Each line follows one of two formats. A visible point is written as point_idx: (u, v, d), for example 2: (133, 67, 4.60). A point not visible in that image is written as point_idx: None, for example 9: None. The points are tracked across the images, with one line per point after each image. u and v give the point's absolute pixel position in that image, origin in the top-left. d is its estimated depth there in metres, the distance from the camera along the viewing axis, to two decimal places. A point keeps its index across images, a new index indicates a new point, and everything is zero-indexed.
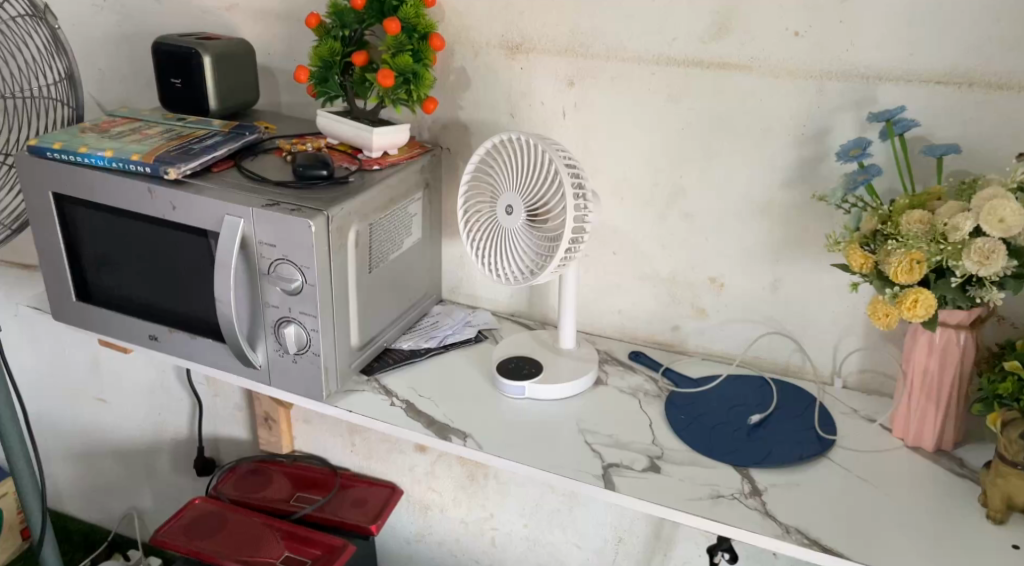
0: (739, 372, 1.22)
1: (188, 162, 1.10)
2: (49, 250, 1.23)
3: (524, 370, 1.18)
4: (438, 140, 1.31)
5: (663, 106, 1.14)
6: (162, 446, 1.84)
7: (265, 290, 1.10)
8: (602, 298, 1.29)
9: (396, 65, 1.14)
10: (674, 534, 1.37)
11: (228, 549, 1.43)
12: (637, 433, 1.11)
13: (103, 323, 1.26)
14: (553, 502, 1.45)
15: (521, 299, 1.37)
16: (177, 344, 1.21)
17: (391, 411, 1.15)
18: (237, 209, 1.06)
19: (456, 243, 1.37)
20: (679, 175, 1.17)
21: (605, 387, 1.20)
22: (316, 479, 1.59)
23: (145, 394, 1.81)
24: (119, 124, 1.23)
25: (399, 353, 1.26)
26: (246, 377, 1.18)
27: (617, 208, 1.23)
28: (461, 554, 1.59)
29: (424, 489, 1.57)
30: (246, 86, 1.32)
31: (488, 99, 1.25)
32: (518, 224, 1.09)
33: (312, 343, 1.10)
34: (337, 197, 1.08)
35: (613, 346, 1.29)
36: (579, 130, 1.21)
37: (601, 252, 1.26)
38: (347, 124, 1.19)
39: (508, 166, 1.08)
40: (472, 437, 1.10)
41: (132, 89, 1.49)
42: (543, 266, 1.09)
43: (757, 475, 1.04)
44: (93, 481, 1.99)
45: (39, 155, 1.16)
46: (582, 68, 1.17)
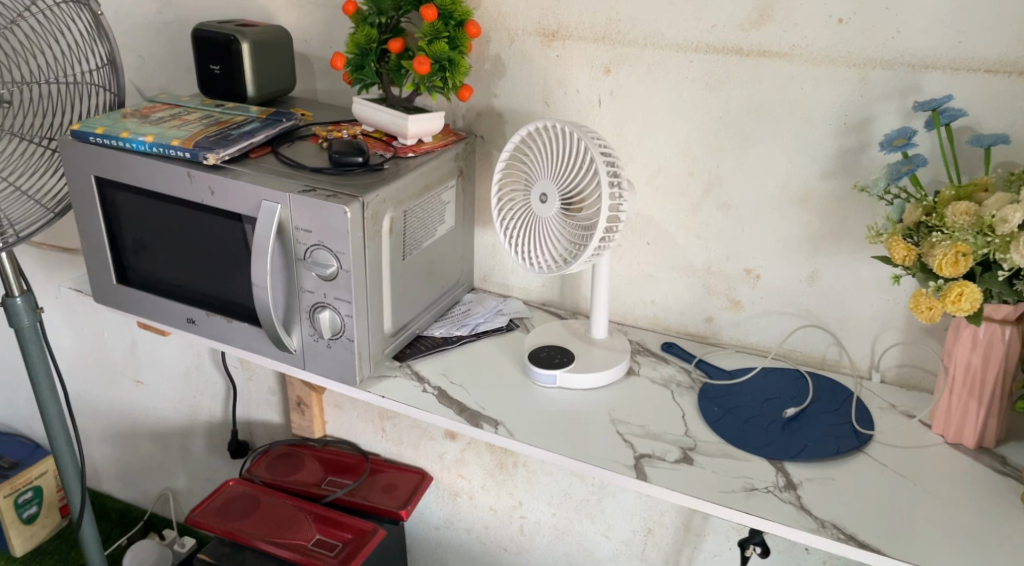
0: (774, 365, 1.21)
1: (226, 148, 1.11)
2: (90, 233, 1.25)
3: (556, 358, 1.18)
4: (472, 128, 1.31)
5: (701, 94, 1.13)
6: (197, 428, 1.87)
7: (301, 276, 1.11)
8: (635, 288, 1.28)
9: (432, 52, 1.14)
10: (704, 527, 1.36)
11: (261, 531, 1.45)
12: (670, 424, 1.10)
13: (142, 306, 1.28)
14: (582, 491, 1.45)
15: (553, 288, 1.36)
16: (214, 327, 1.23)
17: (423, 398, 1.16)
18: (274, 195, 1.07)
19: (488, 231, 1.37)
20: (716, 165, 1.16)
21: (637, 377, 1.19)
22: (346, 464, 1.61)
23: (181, 376, 1.83)
24: (159, 110, 1.25)
25: (431, 340, 1.26)
26: (282, 361, 1.20)
27: (651, 198, 1.22)
28: (489, 542, 1.60)
29: (453, 475, 1.58)
30: (283, 74, 1.33)
31: (524, 86, 1.24)
32: (552, 212, 1.08)
33: (346, 329, 1.11)
34: (372, 183, 1.09)
35: (646, 336, 1.28)
36: (614, 119, 1.20)
37: (635, 243, 1.25)
38: (383, 111, 1.20)
39: (543, 153, 1.08)
40: (504, 425, 1.10)
41: (171, 76, 1.51)
42: (576, 255, 1.08)
43: (792, 469, 1.03)
44: (130, 461, 2.03)
45: (82, 139, 1.17)
46: (619, 55, 1.16)
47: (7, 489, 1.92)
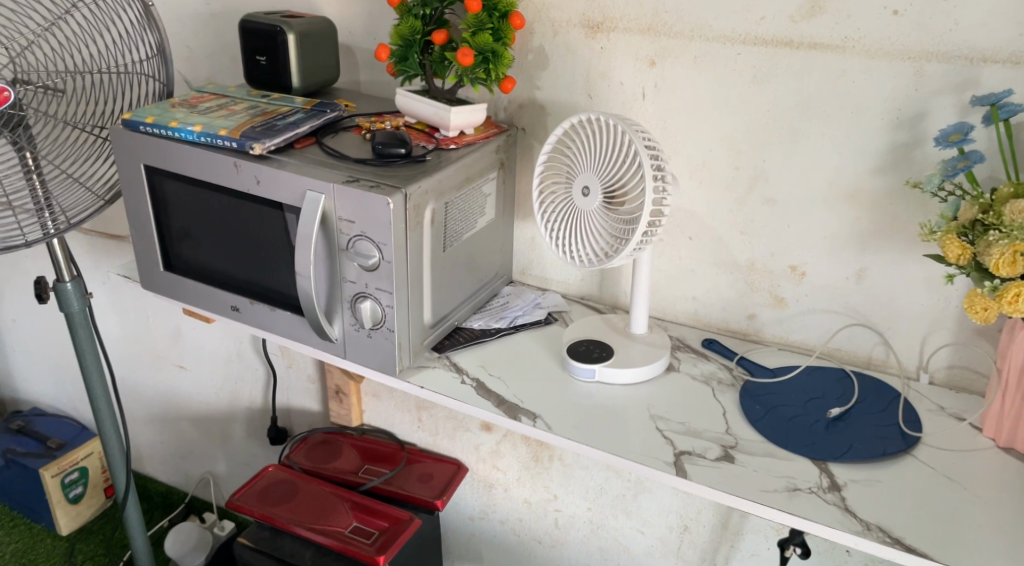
0: (818, 364, 1.19)
1: (272, 138, 1.12)
2: (140, 221, 1.28)
3: (595, 353, 1.17)
4: (514, 120, 1.31)
5: (748, 87, 1.12)
6: (238, 414, 1.90)
7: (343, 266, 1.11)
8: (675, 284, 1.27)
9: (476, 44, 1.14)
10: (742, 525, 1.35)
11: (299, 517, 1.47)
12: (710, 422, 1.09)
13: (188, 293, 1.30)
14: (618, 487, 1.45)
15: (592, 282, 1.36)
16: (257, 315, 1.24)
17: (462, 389, 1.16)
18: (318, 185, 1.07)
19: (528, 224, 1.36)
20: (761, 159, 1.14)
21: (677, 373, 1.18)
22: (383, 453, 1.62)
23: (223, 363, 1.86)
24: (207, 100, 1.26)
25: (470, 333, 1.27)
26: (323, 350, 1.21)
27: (694, 192, 1.21)
28: (523, 535, 1.60)
29: (488, 467, 1.58)
30: (327, 65, 1.33)
31: (567, 79, 1.23)
32: (594, 206, 1.08)
33: (387, 319, 1.12)
34: (414, 175, 1.09)
35: (686, 332, 1.27)
36: (658, 111, 1.18)
37: (677, 237, 1.24)
38: (425, 103, 1.20)
39: (586, 146, 1.07)
40: (542, 418, 1.10)
41: (217, 67, 1.53)
42: (618, 249, 1.08)
43: (836, 470, 1.01)
44: (172, 445, 2.07)
45: (132, 128, 1.19)
46: (664, 47, 1.15)
47: (55, 469, 1.98)
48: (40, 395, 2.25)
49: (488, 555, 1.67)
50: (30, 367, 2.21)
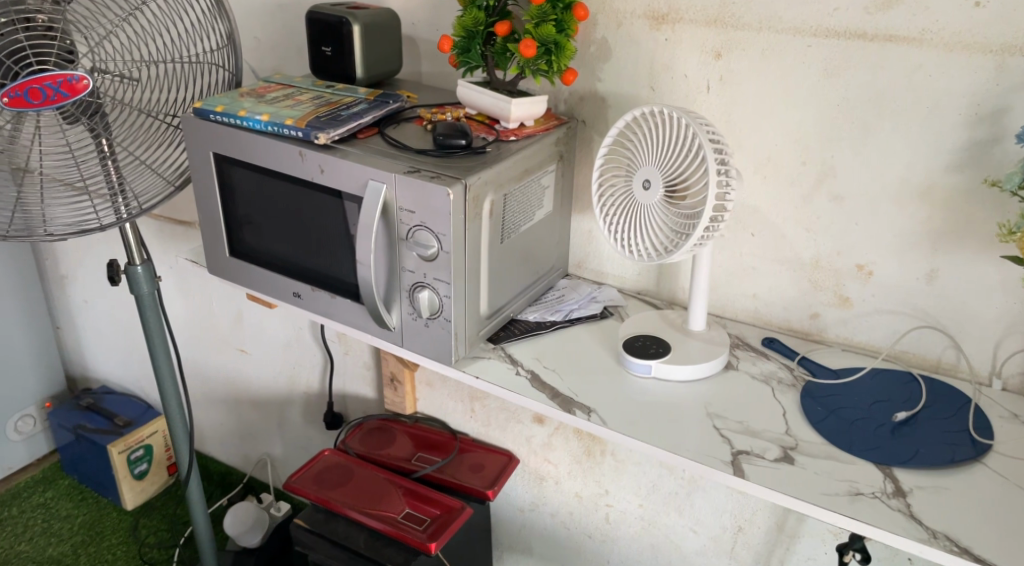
0: (883, 366, 1.16)
1: (336, 128, 1.14)
2: (207, 207, 1.31)
3: (651, 349, 1.16)
4: (574, 113, 1.30)
5: (818, 80, 1.09)
6: (296, 398, 1.94)
7: (402, 255, 1.12)
8: (736, 281, 1.25)
9: (539, 35, 1.13)
10: (798, 528, 1.33)
11: (353, 501, 1.49)
12: (770, 422, 1.07)
13: (252, 279, 1.33)
14: (671, 485, 1.44)
15: (649, 277, 1.34)
16: (318, 302, 1.26)
17: (516, 380, 1.16)
18: (380, 174, 1.09)
19: (585, 217, 1.36)
20: (829, 154, 1.12)
21: (735, 371, 1.16)
22: (436, 441, 1.63)
23: (282, 348, 1.90)
24: (273, 90, 1.28)
25: (525, 324, 1.27)
26: (381, 338, 1.22)
27: (758, 187, 1.18)
28: (574, 528, 1.60)
29: (540, 459, 1.58)
30: (390, 56, 1.35)
31: (630, 71, 1.22)
32: (655, 199, 1.06)
33: (444, 309, 1.13)
34: (474, 166, 1.10)
35: (745, 330, 1.25)
36: (723, 105, 1.17)
37: (738, 233, 1.22)
38: (487, 95, 1.20)
39: (648, 139, 1.06)
40: (596, 412, 1.10)
41: (283, 57, 1.55)
42: (678, 244, 1.07)
43: (901, 475, 0.99)
44: (232, 427, 2.12)
45: (203, 116, 1.22)
46: (732, 39, 1.13)
47: (121, 445, 2.04)
48: (108, 374, 2.32)
49: (538, 547, 1.67)
50: (99, 347, 2.29)
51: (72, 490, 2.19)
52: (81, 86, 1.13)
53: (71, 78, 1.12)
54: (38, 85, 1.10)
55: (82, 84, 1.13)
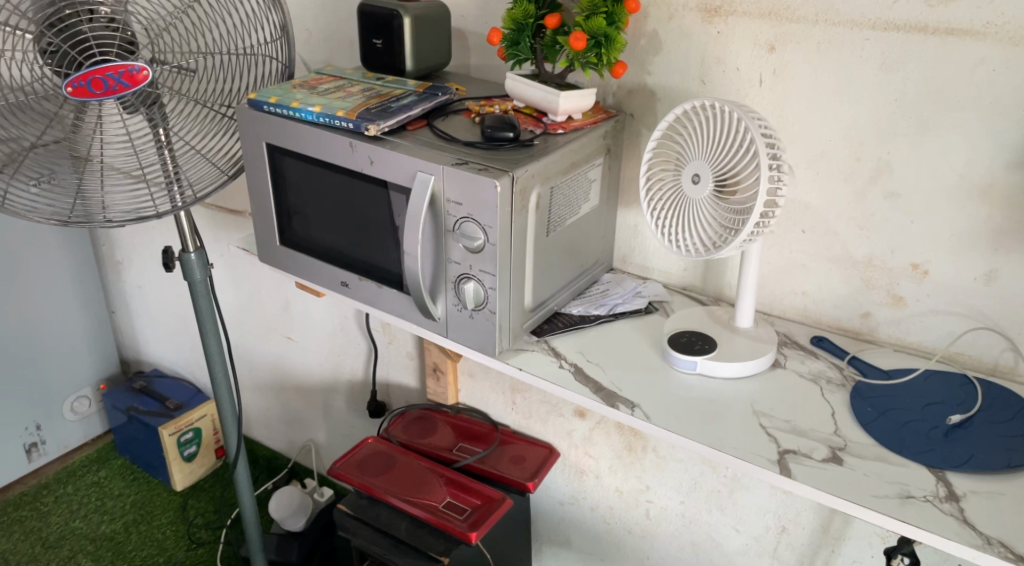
0: (937, 368, 1.13)
1: (386, 119, 1.15)
2: (259, 196, 1.33)
3: (697, 345, 1.15)
4: (622, 106, 1.29)
5: (876, 74, 1.07)
6: (340, 386, 1.96)
7: (449, 247, 1.13)
8: (785, 278, 1.24)
9: (589, 27, 1.13)
10: (844, 530, 1.31)
11: (395, 489, 1.51)
12: (818, 422, 1.06)
13: (301, 267, 1.35)
14: (713, 482, 1.43)
15: (695, 273, 1.33)
16: (365, 291, 1.28)
17: (559, 373, 1.16)
18: (429, 166, 1.09)
19: (631, 211, 1.35)
20: (885, 151, 1.09)
21: (783, 369, 1.15)
22: (477, 432, 1.64)
23: (328, 336, 1.92)
24: (325, 82, 1.30)
25: (569, 318, 1.27)
26: (426, 328, 1.23)
27: (810, 183, 1.16)
28: (614, 523, 1.60)
29: (582, 453, 1.58)
30: (439, 48, 1.35)
31: (680, 64, 1.21)
32: (704, 193, 1.05)
33: (489, 301, 1.13)
34: (521, 159, 1.10)
35: (793, 328, 1.23)
36: (775, 99, 1.15)
37: (789, 230, 1.20)
38: (535, 87, 1.20)
39: (699, 133, 1.05)
40: (640, 407, 1.09)
41: (334, 49, 1.57)
42: (728, 240, 1.05)
43: (954, 480, 0.97)
44: (279, 412, 2.16)
45: (256, 107, 1.24)
46: (786, 32, 1.11)
47: (172, 428, 2.09)
48: (160, 358, 2.38)
49: (577, 541, 1.67)
50: (152, 331, 2.35)
51: (124, 470, 2.25)
52: (142, 76, 1.16)
53: (131, 69, 1.14)
54: (101, 75, 1.13)
55: (142, 75, 1.16)
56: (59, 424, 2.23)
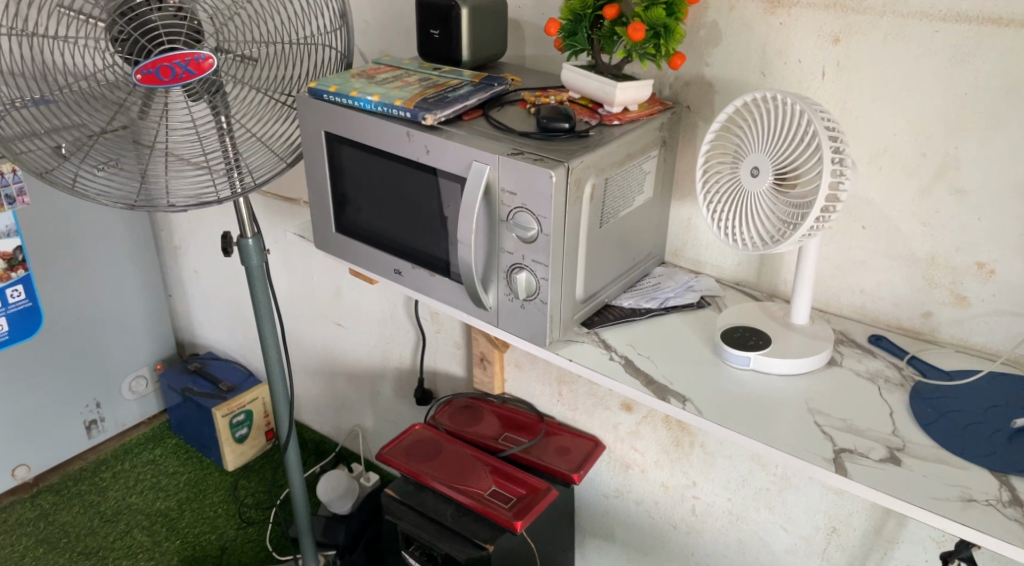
0: (1001, 370, 1.10)
1: (443, 109, 1.15)
2: (317, 184, 1.35)
3: (751, 340, 1.13)
4: (679, 98, 1.28)
5: (945, 67, 1.04)
6: (389, 372, 1.99)
7: (502, 237, 1.13)
8: (842, 275, 1.21)
9: (648, 18, 1.12)
10: (897, 533, 1.28)
11: (442, 476, 1.53)
12: (875, 421, 1.04)
13: (356, 255, 1.37)
14: (763, 480, 1.41)
15: (750, 268, 1.32)
16: (417, 279, 1.29)
17: (609, 365, 1.16)
18: (484, 156, 1.10)
19: (685, 205, 1.34)
20: (952, 146, 1.07)
21: (839, 367, 1.13)
22: (523, 423, 1.64)
23: (378, 323, 1.94)
24: (383, 71, 1.31)
25: (620, 311, 1.26)
26: (478, 317, 1.24)
27: (872, 179, 1.14)
28: (659, 518, 1.59)
29: (628, 447, 1.57)
30: (495, 39, 1.35)
31: (740, 56, 1.19)
32: (763, 186, 1.04)
33: (541, 291, 1.13)
34: (577, 149, 1.10)
35: (850, 326, 1.21)
36: (838, 92, 1.13)
37: (849, 226, 1.18)
38: (592, 79, 1.19)
39: (758, 125, 1.03)
40: (691, 401, 1.08)
41: (391, 39, 1.58)
42: (786, 234, 1.04)
43: (1018, 484, 0.94)
44: (328, 397, 2.19)
45: (316, 96, 1.25)
46: (852, 23, 1.09)
47: (225, 409, 2.14)
48: (215, 341, 2.43)
49: (621, 534, 1.67)
50: (207, 315, 2.40)
51: (178, 449, 2.31)
52: (207, 65, 1.18)
53: (198, 57, 1.17)
54: (169, 63, 1.15)
55: (207, 63, 1.18)
56: (117, 402, 2.30)
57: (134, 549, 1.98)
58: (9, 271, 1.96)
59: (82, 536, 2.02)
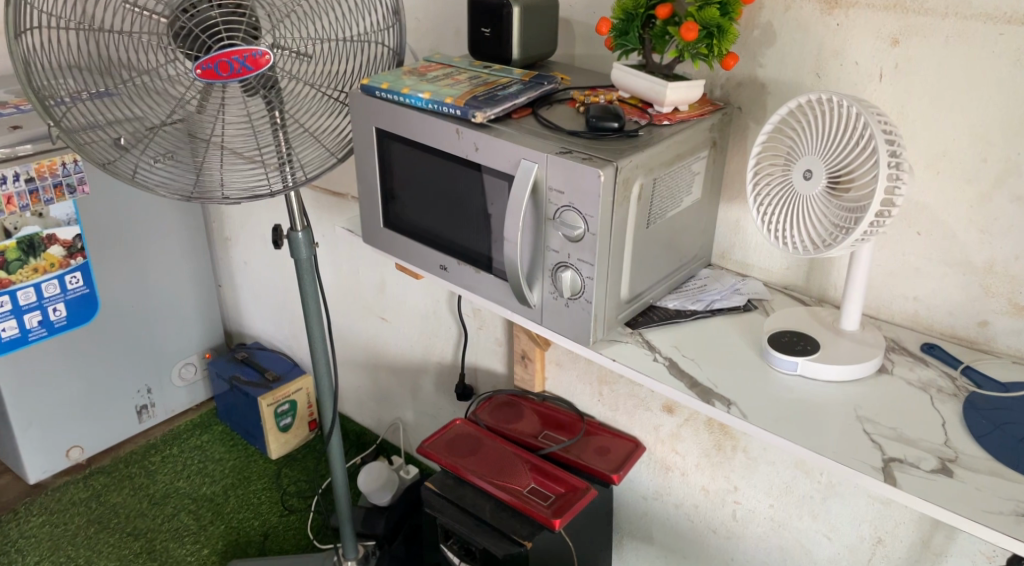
0: None
1: (493, 107, 1.16)
2: (366, 179, 1.36)
3: (799, 345, 1.12)
4: (730, 99, 1.27)
5: (1009, 70, 1.02)
6: (431, 367, 2.00)
7: (549, 235, 1.14)
8: (894, 281, 1.19)
9: (702, 18, 1.11)
10: (945, 546, 1.26)
11: (482, 471, 1.54)
12: (926, 431, 1.02)
13: (403, 250, 1.38)
14: (806, 487, 1.39)
15: (798, 272, 1.30)
16: (463, 275, 1.30)
17: (653, 366, 1.15)
18: (533, 154, 1.10)
19: (734, 206, 1.33)
20: (1015, 152, 1.04)
21: (889, 375, 1.11)
22: (562, 422, 1.64)
23: (421, 318, 1.96)
24: (434, 69, 1.32)
25: (665, 312, 1.26)
26: (522, 315, 1.24)
27: (928, 184, 1.12)
28: (699, 522, 1.58)
29: (668, 449, 1.57)
30: (546, 37, 1.36)
31: (795, 57, 1.18)
32: (816, 190, 1.03)
33: (585, 290, 1.13)
34: (626, 149, 1.09)
35: (901, 334, 1.19)
36: (895, 95, 1.11)
37: (903, 231, 1.16)
38: (642, 78, 1.19)
39: (812, 128, 1.02)
40: (736, 405, 1.07)
41: (441, 37, 1.59)
42: (838, 239, 1.02)
43: None
44: (371, 390, 2.21)
45: (368, 93, 1.27)
46: (912, 25, 1.07)
47: (270, 399, 2.18)
48: (261, 331, 2.48)
49: (659, 537, 1.66)
50: (254, 305, 2.44)
51: (224, 436, 2.35)
52: (264, 61, 1.21)
53: (255, 53, 1.20)
54: (227, 58, 1.18)
55: (264, 59, 1.21)
56: (167, 388, 2.36)
57: (181, 532, 2.03)
58: (68, 259, 2.01)
59: (131, 517, 2.07)
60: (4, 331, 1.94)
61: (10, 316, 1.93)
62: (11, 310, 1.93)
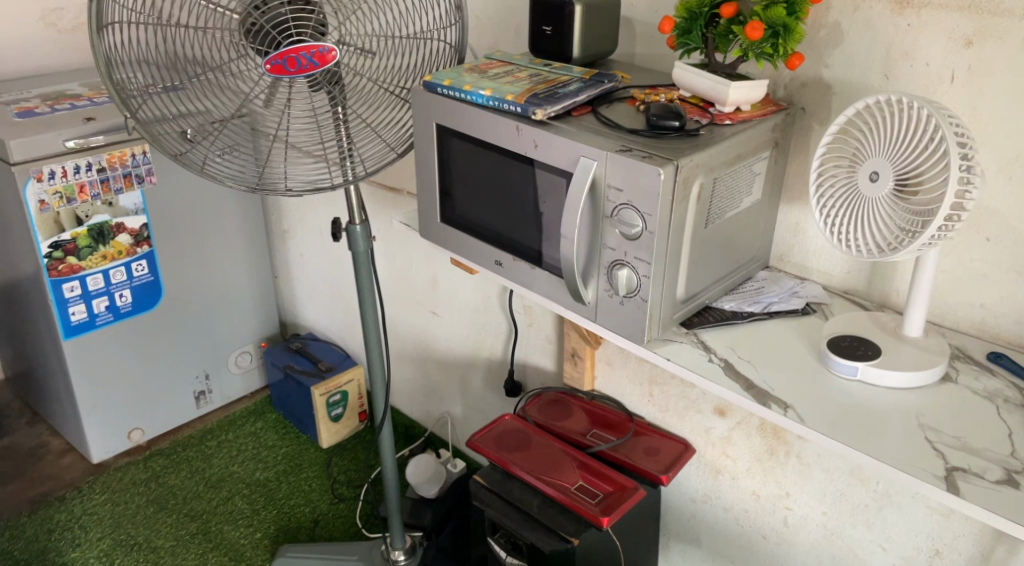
0: None
1: (553, 104, 1.16)
2: (425, 174, 1.38)
3: (858, 350, 1.10)
4: (793, 99, 1.25)
5: None
6: (481, 363, 2.01)
7: (606, 232, 1.14)
8: (959, 288, 1.17)
9: (768, 17, 1.10)
10: (1007, 561, 1.23)
11: (531, 467, 1.55)
12: (991, 441, 1.00)
13: (458, 244, 1.39)
14: (861, 496, 1.37)
15: (859, 277, 1.28)
16: (518, 271, 1.30)
17: (708, 367, 1.15)
18: (593, 152, 1.10)
19: (794, 208, 1.31)
20: None
21: (953, 384, 1.09)
22: (612, 421, 1.64)
23: (473, 314, 1.97)
24: (495, 66, 1.33)
25: (721, 313, 1.25)
26: (577, 312, 1.24)
27: (1000, 189, 1.09)
28: (748, 526, 1.57)
29: (718, 453, 1.55)
30: (607, 35, 1.36)
31: (862, 58, 1.16)
32: (883, 192, 1.01)
33: (641, 288, 1.13)
34: (686, 148, 1.09)
35: (966, 342, 1.16)
36: (967, 98, 1.09)
37: (971, 237, 1.13)
38: (704, 77, 1.18)
39: (880, 129, 1.01)
40: (792, 408, 1.06)
41: (502, 34, 1.60)
42: (905, 243, 1.01)
43: None
44: (421, 383, 2.24)
45: (431, 89, 1.28)
46: (987, 26, 1.04)
47: (323, 388, 2.21)
48: (316, 322, 2.52)
49: (707, 540, 1.64)
50: (309, 297, 2.49)
51: (278, 424, 2.40)
52: (330, 57, 1.23)
53: (322, 49, 1.22)
54: (296, 54, 1.20)
55: (331, 55, 1.23)
56: (224, 375, 2.41)
57: (234, 515, 2.08)
58: (135, 246, 2.07)
59: (187, 499, 2.13)
60: (74, 314, 2.01)
61: (80, 300, 2.01)
62: (80, 294, 2.00)
